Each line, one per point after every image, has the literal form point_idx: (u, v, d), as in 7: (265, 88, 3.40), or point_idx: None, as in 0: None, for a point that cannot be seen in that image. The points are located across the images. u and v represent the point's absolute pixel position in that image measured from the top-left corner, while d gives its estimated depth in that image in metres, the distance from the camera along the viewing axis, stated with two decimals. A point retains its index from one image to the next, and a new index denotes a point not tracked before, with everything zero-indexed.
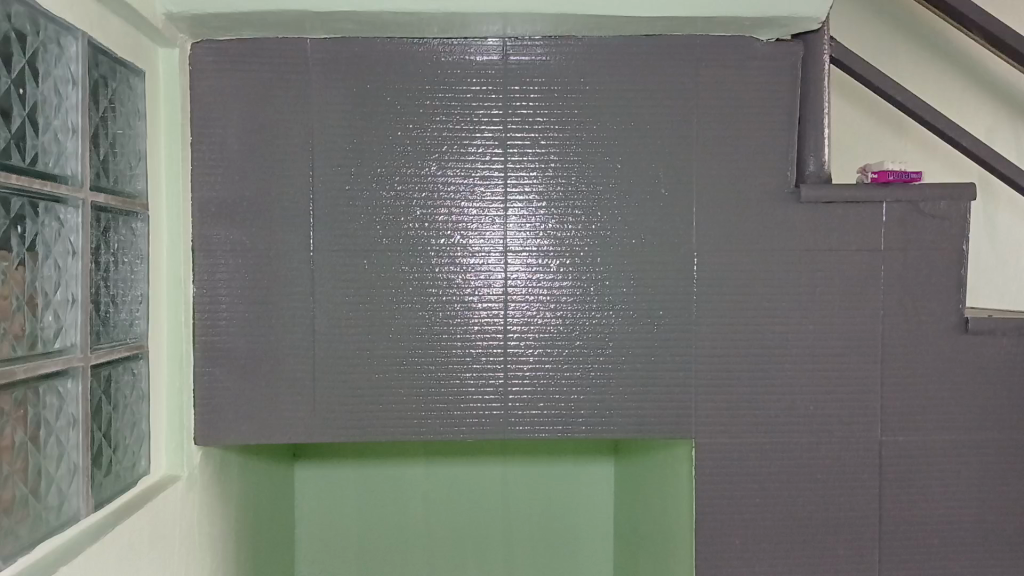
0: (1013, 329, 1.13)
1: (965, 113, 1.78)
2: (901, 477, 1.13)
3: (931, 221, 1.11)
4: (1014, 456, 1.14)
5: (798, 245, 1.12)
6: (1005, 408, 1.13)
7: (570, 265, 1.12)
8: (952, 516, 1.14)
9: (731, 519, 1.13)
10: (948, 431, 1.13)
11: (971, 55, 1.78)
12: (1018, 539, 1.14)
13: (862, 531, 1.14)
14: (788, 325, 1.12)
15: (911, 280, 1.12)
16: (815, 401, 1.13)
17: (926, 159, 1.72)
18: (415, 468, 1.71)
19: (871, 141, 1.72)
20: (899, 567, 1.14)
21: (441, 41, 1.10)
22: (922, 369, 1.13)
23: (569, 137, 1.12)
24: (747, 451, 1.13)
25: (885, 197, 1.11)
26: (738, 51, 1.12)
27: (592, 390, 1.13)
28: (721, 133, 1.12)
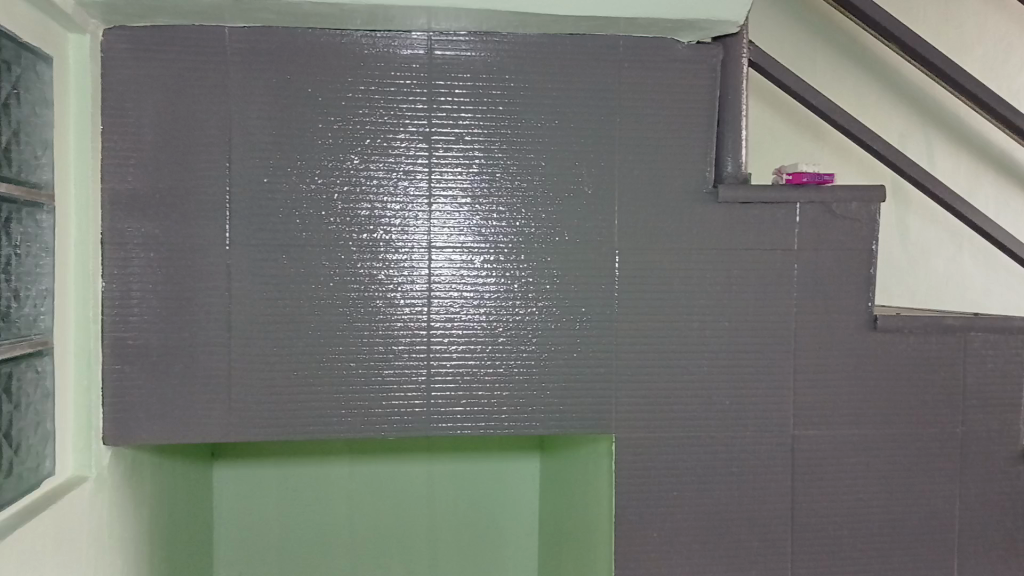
0: (920, 326, 1.17)
1: (880, 119, 1.92)
2: (813, 471, 1.17)
3: (843, 222, 1.15)
4: (918, 449, 1.19)
5: (716, 244, 1.14)
6: (909, 402, 1.18)
7: (494, 262, 1.12)
8: (860, 508, 1.18)
9: (650, 515, 1.15)
10: (856, 425, 1.17)
11: (882, 61, 1.91)
12: (920, 528, 1.19)
13: (776, 524, 1.17)
14: (706, 323, 1.15)
15: (823, 279, 1.16)
16: (731, 397, 1.16)
17: (841, 162, 1.80)
18: (339, 466, 1.69)
19: (788, 143, 1.78)
20: (811, 559, 1.17)
21: (364, 34, 1.09)
22: (833, 365, 1.16)
23: (494, 134, 1.12)
24: (665, 447, 1.15)
25: (798, 198, 1.14)
26: (660, 52, 1.14)
27: (515, 387, 1.13)
28: (642, 133, 1.14)
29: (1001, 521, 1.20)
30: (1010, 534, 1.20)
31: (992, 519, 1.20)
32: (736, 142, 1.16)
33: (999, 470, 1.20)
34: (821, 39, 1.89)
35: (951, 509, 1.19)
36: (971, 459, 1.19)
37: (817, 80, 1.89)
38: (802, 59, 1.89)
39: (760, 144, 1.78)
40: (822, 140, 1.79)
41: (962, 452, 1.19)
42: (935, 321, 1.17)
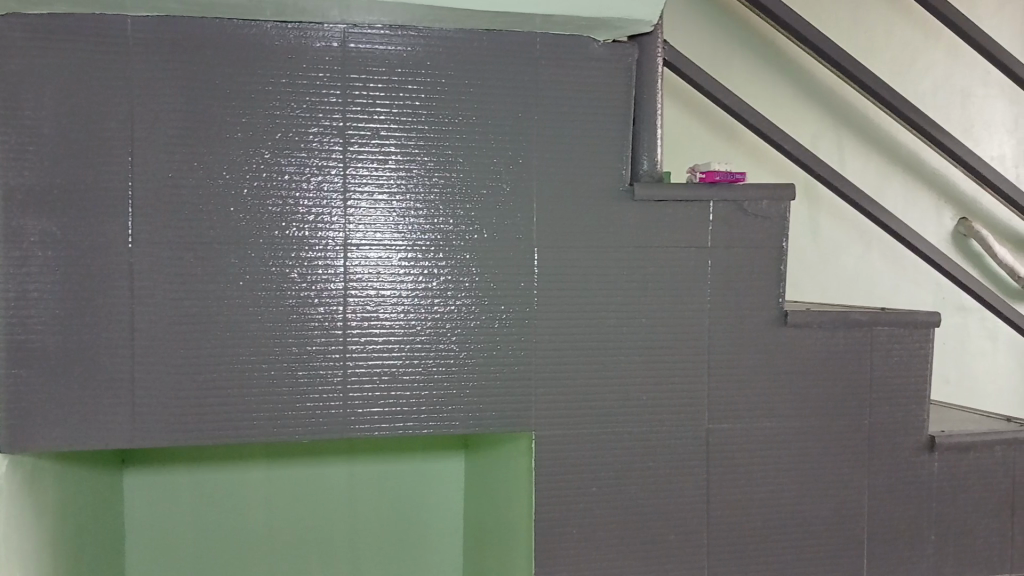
0: (828, 321, 1.20)
1: (794, 120, 1.98)
2: (727, 464, 1.19)
3: (754, 221, 1.18)
4: (828, 440, 1.22)
5: (632, 241, 1.15)
6: (819, 395, 1.21)
7: (412, 259, 1.11)
8: (773, 499, 1.21)
9: (569, 512, 1.15)
10: (769, 417, 1.20)
11: (794, 62, 1.97)
12: (830, 517, 1.22)
13: (691, 517, 1.18)
14: (622, 319, 1.16)
15: (735, 276, 1.18)
16: (647, 393, 1.17)
17: (753, 162, 1.85)
18: (257, 471, 1.64)
19: (702, 143, 1.82)
20: (725, 551, 1.19)
21: (275, 26, 1.06)
22: (745, 360, 1.19)
23: (411, 129, 1.10)
24: (584, 444, 1.16)
25: (711, 196, 1.16)
26: (576, 50, 1.14)
27: (434, 387, 1.12)
28: (559, 131, 1.14)
29: (905, 509, 1.25)
30: (914, 521, 1.25)
31: (897, 507, 1.24)
32: (651, 141, 1.18)
33: (903, 458, 1.24)
34: (737, 39, 1.93)
35: (859, 499, 1.23)
36: (878, 449, 1.23)
37: (733, 81, 1.94)
38: (718, 58, 1.92)
39: (677, 145, 1.81)
40: (736, 141, 1.84)
41: (869, 442, 1.23)
42: (842, 316, 1.20)
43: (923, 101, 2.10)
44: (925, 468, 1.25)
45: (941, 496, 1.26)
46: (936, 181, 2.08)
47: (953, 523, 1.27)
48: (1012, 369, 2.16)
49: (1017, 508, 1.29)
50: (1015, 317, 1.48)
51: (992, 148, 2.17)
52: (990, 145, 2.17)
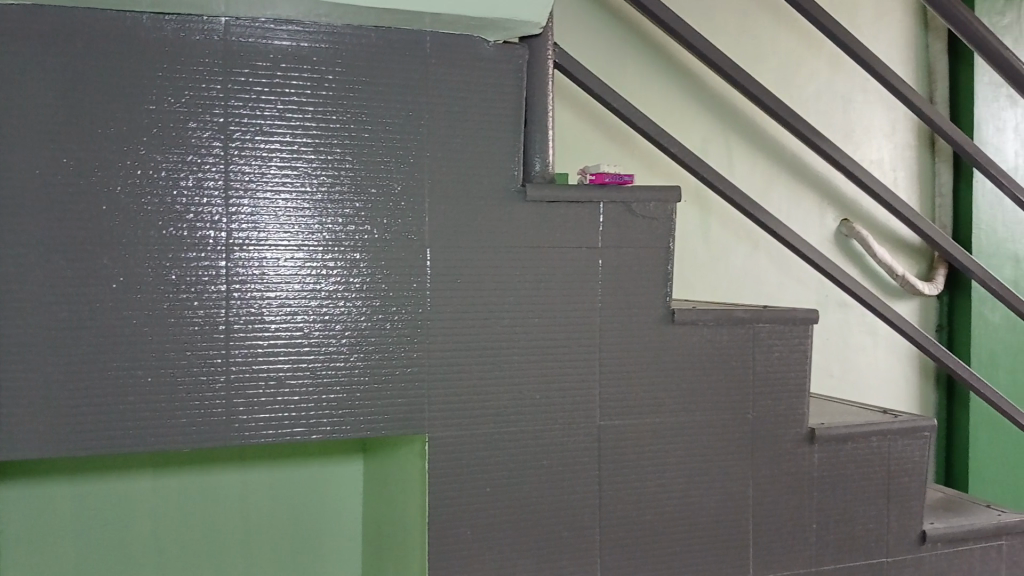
0: (713, 319, 1.24)
1: (684, 124, 2.04)
2: (618, 460, 1.21)
3: (642, 222, 1.21)
4: (714, 434, 1.26)
5: (524, 241, 1.16)
6: (706, 391, 1.25)
7: (299, 260, 1.08)
8: (663, 493, 1.23)
9: (463, 513, 1.14)
10: (658, 413, 1.23)
11: (683, 67, 2.03)
12: (717, 508, 1.26)
13: (584, 513, 1.20)
14: (515, 318, 1.16)
15: (624, 276, 1.20)
16: (541, 391, 1.17)
17: (641, 164, 1.89)
18: (146, 480, 1.47)
19: (591, 145, 1.85)
20: (617, 545, 1.21)
21: (152, 17, 1.02)
22: (635, 356, 1.21)
23: (296, 126, 1.07)
24: (479, 444, 1.15)
25: (601, 197, 1.18)
26: (466, 50, 1.14)
27: (324, 390, 1.09)
28: (450, 131, 1.13)
29: (788, 498, 1.30)
30: (795, 509, 1.30)
31: (780, 497, 1.29)
32: (542, 142, 1.19)
33: (785, 449, 1.29)
34: (628, 43, 1.97)
35: (744, 490, 1.27)
36: (761, 441, 1.28)
37: (623, 84, 1.98)
38: (610, 63, 1.96)
39: (571, 149, 1.83)
40: (626, 143, 1.88)
41: (753, 434, 1.27)
42: (726, 313, 1.24)
43: (807, 107, 2.19)
44: (807, 459, 1.30)
45: (821, 485, 1.31)
46: (819, 184, 2.18)
47: (832, 511, 1.32)
48: (889, 363, 2.28)
49: (892, 495, 1.35)
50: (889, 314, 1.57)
51: (872, 152, 2.28)
52: (869, 149, 2.28)
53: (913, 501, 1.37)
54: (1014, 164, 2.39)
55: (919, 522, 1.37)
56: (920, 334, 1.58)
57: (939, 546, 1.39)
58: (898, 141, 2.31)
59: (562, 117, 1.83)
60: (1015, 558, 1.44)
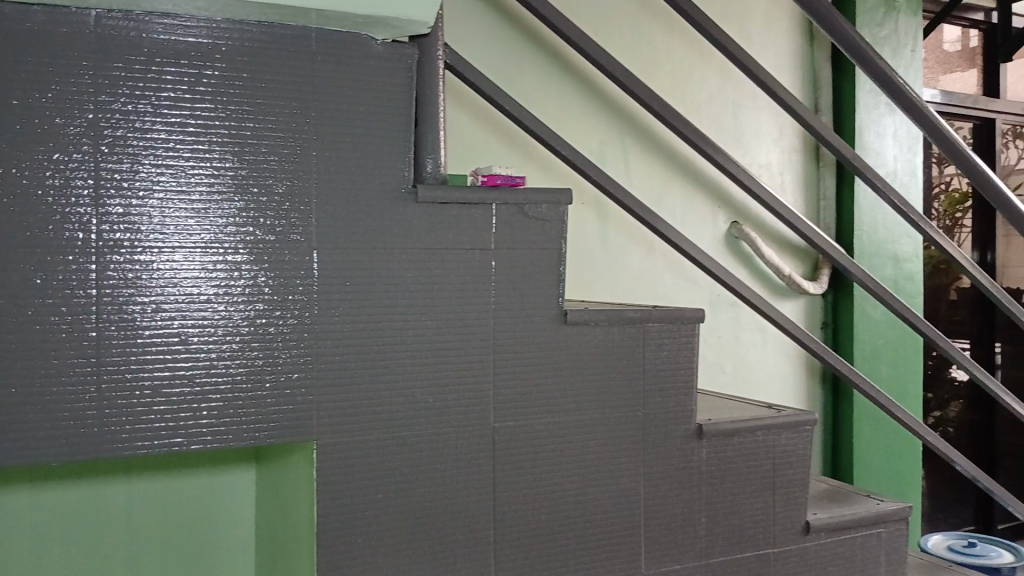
0: (604, 319, 1.26)
1: (579, 127, 2.06)
2: (512, 461, 1.21)
3: (535, 224, 1.21)
4: (606, 433, 1.27)
5: (416, 243, 1.14)
6: (598, 391, 1.26)
7: (176, 262, 1.04)
8: (556, 492, 1.24)
9: (355, 520, 1.12)
10: (552, 413, 1.23)
11: (578, 70, 2.05)
12: (610, 506, 1.28)
13: (478, 516, 1.19)
14: (407, 321, 1.14)
15: (517, 278, 1.20)
16: (434, 394, 1.16)
17: (530, 165, 1.90)
18: (17, 497, 1.37)
19: (481, 146, 1.85)
20: (511, 546, 1.21)
21: (14, 5, 0.96)
22: (529, 357, 1.21)
23: (173, 122, 1.03)
24: (370, 450, 1.12)
25: (494, 198, 1.18)
26: (353, 48, 1.11)
27: (204, 398, 1.05)
28: (338, 131, 1.11)
29: (678, 493, 1.32)
30: (684, 503, 1.33)
31: (670, 492, 1.32)
32: (435, 143, 1.18)
33: (674, 445, 1.32)
34: (524, 45, 1.98)
35: (636, 486, 1.29)
36: (652, 438, 1.30)
37: (519, 86, 1.98)
38: (507, 65, 1.97)
39: (466, 151, 1.83)
40: (517, 145, 1.89)
41: (644, 431, 1.30)
42: (617, 313, 1.26)
43: (699, 112, 2.25)
44: (695, 454, 1.34)
45: (710, 479, 1.35)
46: (709, 187, 2.24)
47: (720, 504, 1.36)
48: (777, 360, 2.36)
49: (777, 488, 1.40)
50: (774, 314, 1.63)
51: (760, 156, 2.36)
52: (758, 153, 2.36)
53: (797, 493, 1.42)
54: (892, 169, 2.50)
55: (802, 513, 1.43)
56: (805, 336, 1.63)
57: (821, 535, 1.44)
58: (785, 146, 2.40)
59: (454, 116, 1.82)
60: (891, 544, 1.51)
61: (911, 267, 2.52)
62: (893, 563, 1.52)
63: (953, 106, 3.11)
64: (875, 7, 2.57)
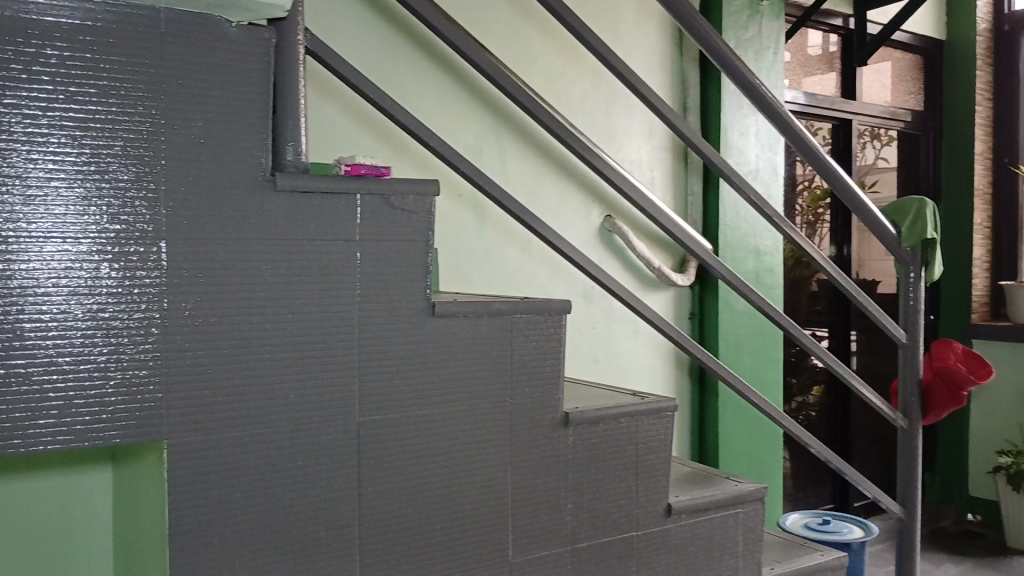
0: (471, 311, 1.26)
1: (454, 120, 2.06)
2: (378, 454, 1.19)
3: (400, 214, 1.19)
4: (474, 425, 1.28)
5: (276, 233, 1.11)
6: (466, 383, 1.26)
7: (11, 252, 0.97)
8: (423, 486, 1.23)
9: (211, 520, 1.08)
10: (418, 406, 1.23)
11: (453, 63, 2.05)
12: (477, 497, 1.28)
13: (342, 512, 1.17)
14: (265, 314, 1.11)
15: (383, 270, 1.19)
16: (295, 389, 1.13)
17: (396, 157, 1.90)
18: None
19: (346, 135, 1.83)
20: (376, 541, 1.20)
21: None
22: (394, 351, 1.20)
23: (7, 103, 0.96)
24: (227, 447, 1.09)
25: (358, 189, 1.16)
26: (205, 31, 1.07)
27: (42, 397, 0.99)
28: (190, 116, 1.06)
29: (545, 481, 1.34)
30: (551, 491, 1.35)
31: (537, 481, 1.34)
32: (296, 130, 1.15)
33: (541, 435, 1.34)
34: (397, 36, 1.96)
35: (503, 476, 1.30)
36: (519, 428, 1.32)
37: (392, 78, 1.96)
38: (379, 56, 1.94)
39: (327, 139, 1.80)
40: (384, 135, 1.88)
41: (512, 422, 1.31)
42: (483, 305, 1.27)
43: (572, 108, 2.29)
44: (561, 442, 1.36)
45: (576, 467, 1.38)
46: (582, 182, 2.29)
47: (585, 491, 1.39)
48: (647, 350, 2.43)
49: (640, 473, 1.44)
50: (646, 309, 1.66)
51: (632, 153, 2.42)
52: (630, 150, 2.41)
53: (659, 476, 1.47)
54: (755, 168, 2.61)
55: (664, 496, 1.47)
56: (672, 328, 1.66)
57: (682, 517, 1.50)
58: (655, 143, 2.47)
59: (315, 104, 1.79)
60: (748, 523, 1.59)
61: (772, 260, 2.65)
62: (750, 542, 1.59)
63: (815, 107, 3.28)
64: (739, 11, 2.67)
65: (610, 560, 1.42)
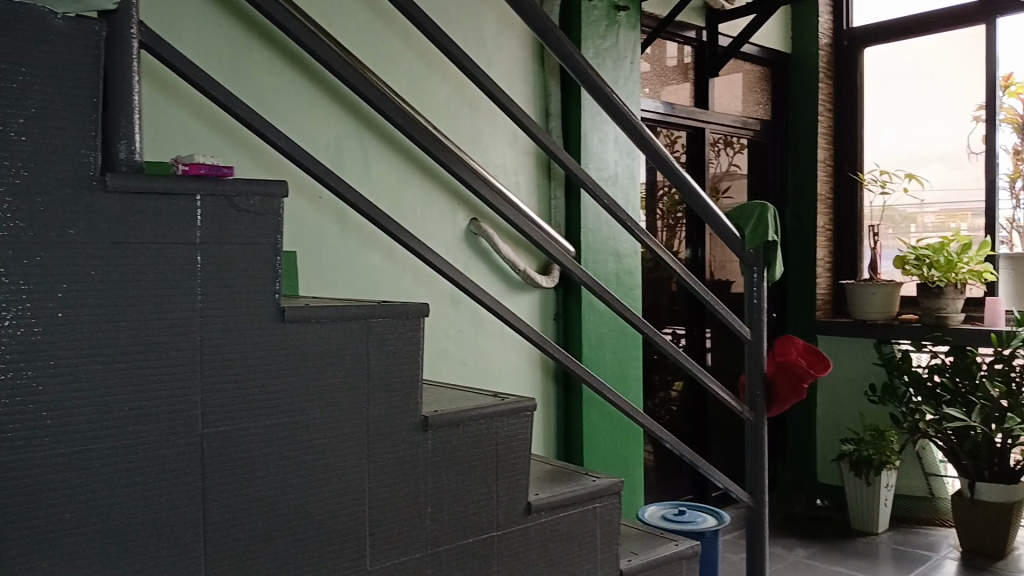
0: (324, 316, 1.23)
1: (313, 123, 2.01)
2: (225, 466, 1.15)
3: (246, 216, 1.16)
4: (328, 432, 1.25)
5: (108, 236, 1.05)
6: (320, 389, 1.24)
7: None
8: (275, 496, 1.20)
9: (39, 543, 1.01)
10: (269, 415, 1.19)
11: (309, 65, 2.00)
12: (333, 506, 1.26)
13: (187, 527, 1.12)
14: (97, 322, 1.05)
15: (228, 274, 1.15)
16: (131, 401, 1.07)
17: (243, 158, 1.85)
18: None
19: (188, 135, 1.76)
20: (224, 556, 1.15)
21: None
22: (241, 357, 1.16)
23: None
24: (56, 465, 1.02)
25: (198, 189, 1.11)
26: (28, 21, 1.00)
27: None
28: (10, 112, 0.99)
29: (403, 485, 1.33)
30: (410, 495, 1.34)
31: (396, 486, 1.32)
32: (129, 126, 1.09)
33: (398, 440, 1.33)
34: (248, 36, 1.90)
35: (359, 482, 1.28)
36: (376, 433, 1.30)
37: (244, 79, 1.90)
38: (231, 56, 1.87)
39: (168, 139, 1.73)
40: (228, 135, 1.83)
41: (368, 428, 1.29)
42: (336, 310, 1.24)
43: (435, 112, 2.29)
44: (421, 446, 1.35)
45: (435, 470, 1.37)
46: (448, 186, 2.29)
47: (445, 494, 1.39)
48: (514, 352, 2.46)
49: (500, 473, 1.45)
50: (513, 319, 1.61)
51: (497, 157, 2.44)
52: (494, 155, 2.43)
53: (519, 476, 1.48)
54: (614, 173, 2.69)
55: (524, 495, 1.49)
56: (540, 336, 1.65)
57: (542, 515, 1.52)
58: (519, 147, 2.50)
59: (154, 101, 1.71)
60: (606, 517, 1.63)
61: (631, 263, 2.73)
62: (608, 535, 1.63)
63: (671, 116, 3.42)
64: (598, 20, 2.74)
65: (470, 562, 1.42)
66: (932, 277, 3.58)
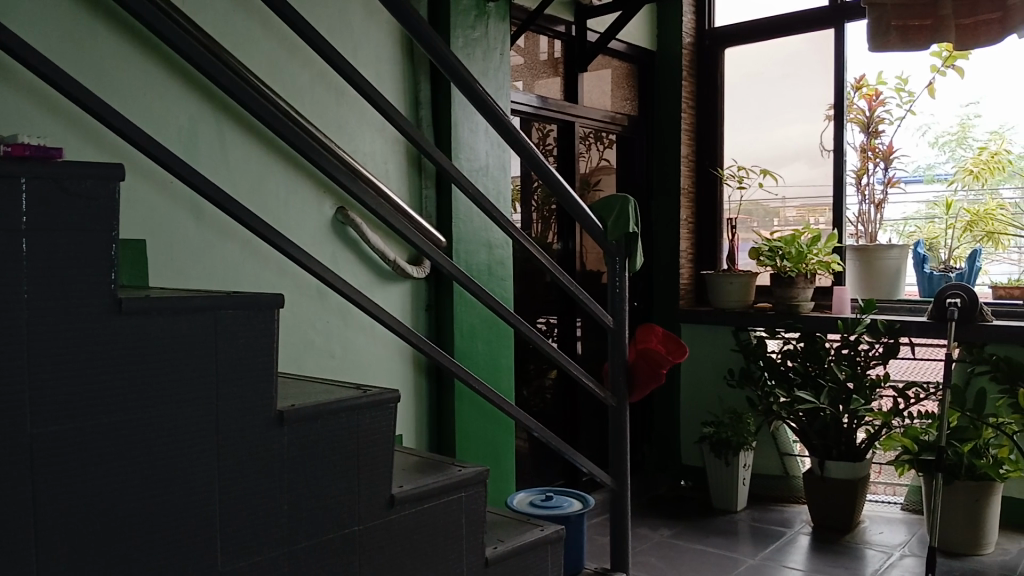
0: (168, 308, 1.17)
1: (165, 107, 1.91)
2: (58, 470, 1.08)
3: (79, 201, 1.08)
4: (174, 429, 1.19)
5: None
6: (165, 384, 1.18)
7: None
8: (116, 499, 1.13)
9: None
10: (108, 413, 1.12)
11: (157, 46, 1.90)
12: (181, 506, 1.20)
13: (14, 536, 1.04)
14: None
15: (58, 263, 1.07)
16: None
17: (79, 140, 1.74)
18: None
19: (14, 113, 1.64)
20: (58, 564, 1.08)
21: None
22: (74, 352, 1.09)
23: None
24: None
25: (23, 171, 1.03)
26: None
27: None
28: None
29: (256, 483, 1.29)
30: (265, 492, 1.30)
31: (249, 483, 1.28)
32: None
33: (252, 435, 1.28)
34: (90, 11, 1.78)
35: (210, 481, 1.23)
36: (228, 428, 1.25)
37: (84, 56, 1.78)
38: (69, 32, 1.75)
39: None
40: (61, 114, 1.71)
41: (219, 423, 1.24)
42: (182, 301, 1.19)
43: (298, 98, 2.23)
44: (276, 440, 1.32)
45: (292, 465, 1.34)
46: (313, 174, 2.23)
47: (302, 489, 1.35)
48: (384, 343, 2.43)
49: (361, 465, 1.43)
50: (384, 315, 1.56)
51: (364, 145, 2.40)
52: (361, 143, 2.39)
53: (381, 468, 1.47)
54: (485, 164, 2.70)
55: (385, 487, 1.48)
56: (412, 333, 1.62)
57: (406, 506, 1.51)
58: (387, 136, 2.47)
59: None
60: (471, 505, 1.63)
61: (502, 254, 2.74)
62: (473, 524, 1.64)
63: (542, 109, 3.45)
64: (467, 10, 2.73)
65: (328, 556, 1.39)
66: (785, 268, 3.78)
